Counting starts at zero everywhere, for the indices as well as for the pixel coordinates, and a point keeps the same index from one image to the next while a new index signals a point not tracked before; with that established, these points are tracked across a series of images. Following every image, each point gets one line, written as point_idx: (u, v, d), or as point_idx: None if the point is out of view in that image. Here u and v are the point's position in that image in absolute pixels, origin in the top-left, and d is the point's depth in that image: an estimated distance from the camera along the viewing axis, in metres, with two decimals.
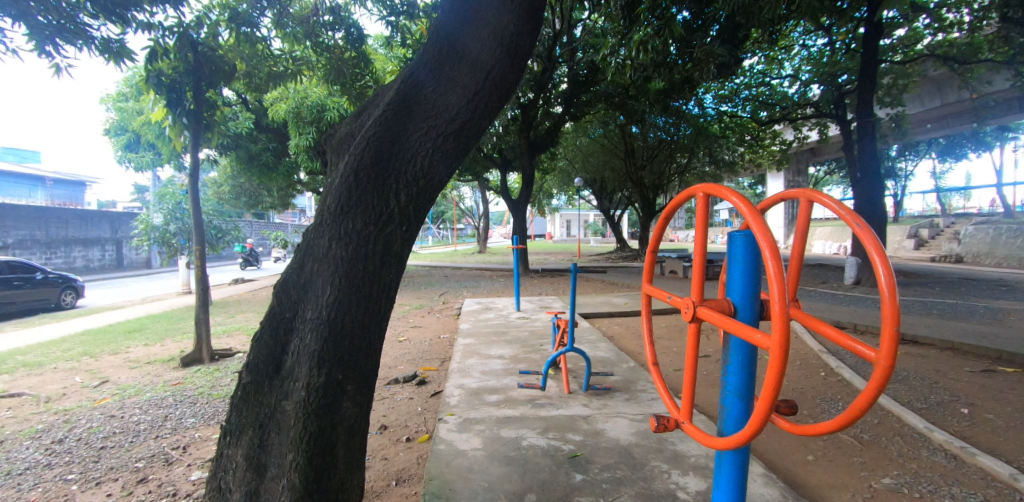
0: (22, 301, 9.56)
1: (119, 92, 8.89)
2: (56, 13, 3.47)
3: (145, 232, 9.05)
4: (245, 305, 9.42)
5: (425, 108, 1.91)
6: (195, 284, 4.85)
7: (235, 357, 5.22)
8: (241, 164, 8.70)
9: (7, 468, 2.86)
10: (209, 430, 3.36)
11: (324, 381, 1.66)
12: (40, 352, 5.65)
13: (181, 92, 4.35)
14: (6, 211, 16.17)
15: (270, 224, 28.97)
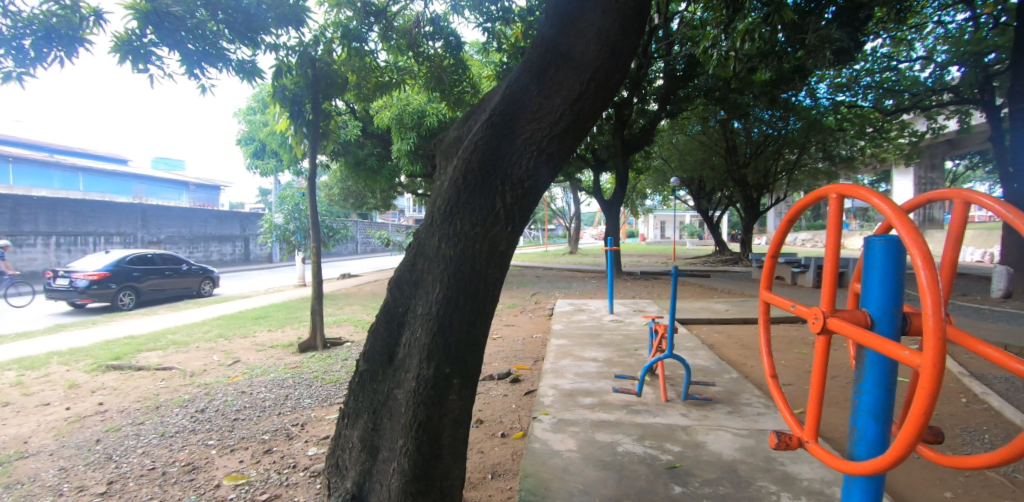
0: (172, 288, 11.17)
1: (249, 106, 10.07)
2: (202, 41, 4.01)
3: (269, 230, 10.15)
4: (353, 299, 10.24)
5: (531, 111, 1.94)
6: (312, 278, 5.34)
7: (344, 346, 5.68)
8: (350, 169, 9.47)
9: (163, 429, 3.36)
10: (323, 411, 3.69)
11: (433, 374, 1.74)
12: (187, 333, 6.57)
13: (301, 104, 4.84)
14: (160, 211, 19.04)
15: (373, 223, 31.17)
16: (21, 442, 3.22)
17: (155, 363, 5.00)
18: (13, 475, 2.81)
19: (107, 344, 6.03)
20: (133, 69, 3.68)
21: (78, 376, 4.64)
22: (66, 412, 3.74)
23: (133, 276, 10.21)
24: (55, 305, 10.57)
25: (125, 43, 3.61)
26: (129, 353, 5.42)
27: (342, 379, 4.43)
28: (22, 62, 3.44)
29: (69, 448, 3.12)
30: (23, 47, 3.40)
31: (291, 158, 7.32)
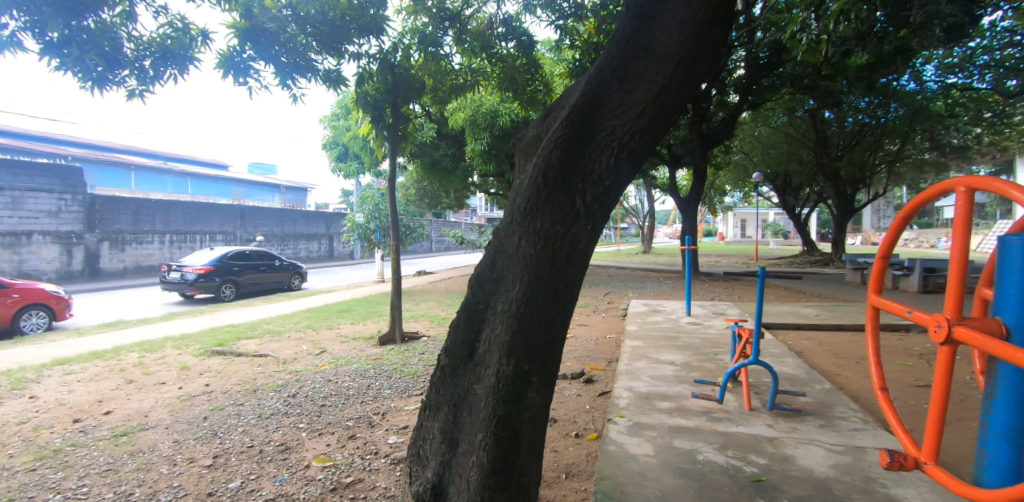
0: (267, 282, 12.18)
1: (333, 112, 10.74)
2: (295, 55, 4.31)
3: (352, 229, 10.77)
4: (429, 295, 10.64)
5: (611, 107, 1.91)
6: (391, 275, 5.60)
7: (421, 341, 5.91)
8: (426, 169, 9.82)
9: (260, 411, 3.68)
10: (401, 402, 3.85)
11: (512, 371, 1.75)
12: (280, 323, 7.14)
13: (382, 109, 5.13)
14: (256, 212, 20.83)
15: (445, 222, 32.16)
16: (143, 416, 3.65)
17: (253, 350, 5.47)
18: (138, 444, 3.19)
19: (213, 331, 6.69)
20: (234, 83, 4.03)
21: (189, 359, 5.20)
22: (179, 391, 4.19)
23: (234, 271, 11.24)
24: (171, 296, 11.92)
25: (227, 59, 3.97)
26: (231, 340, 5.98)
27: (419, 372, 4.60)
28: (144, 80, 3.89)
29: (182, 424, 3.49)
30: (144, 67, 3.84)
31: (372, 160, 7.73)
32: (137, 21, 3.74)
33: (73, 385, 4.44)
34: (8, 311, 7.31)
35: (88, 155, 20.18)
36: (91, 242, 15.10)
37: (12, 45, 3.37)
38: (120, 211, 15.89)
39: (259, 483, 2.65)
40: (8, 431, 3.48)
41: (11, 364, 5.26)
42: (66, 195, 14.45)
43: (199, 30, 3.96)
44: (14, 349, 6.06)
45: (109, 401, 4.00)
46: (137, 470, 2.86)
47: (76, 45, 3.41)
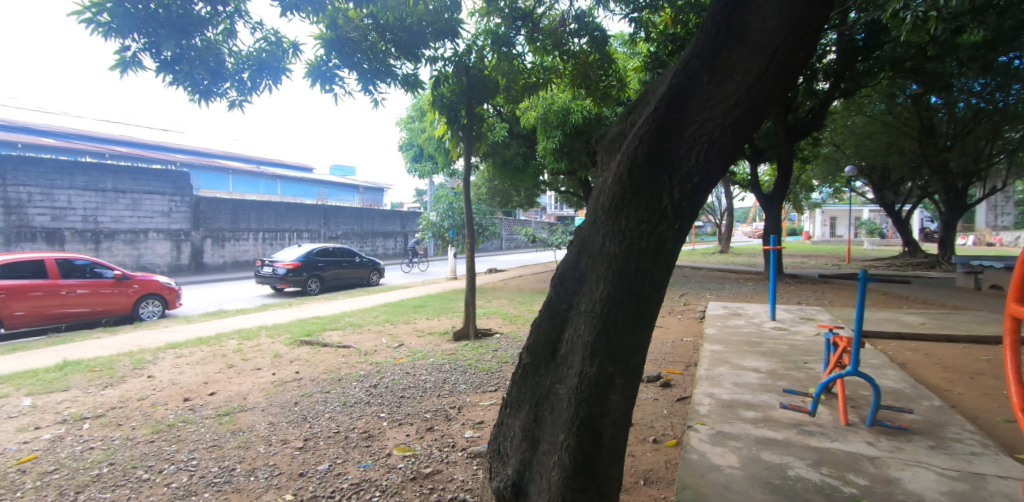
0: (348, 277, 12.90)
1: (409, 115, 11.17)
2: (377, 62, 4.51)
3: (427, 227, 11.16)
4: (500, 292, 10.80)
5: (701, 99, 1.83)
6: (466, 272, 5.74)
7: (493, 338, 6.00)
8: (497, 168, 9.96)
9: (345, 399, 3.90)
10: (476, 397, 3.93)
11: (596, 372, 1.74)
12: (360, 316, 7.54)
13: (457, 110, 5.28)
14: (338, 211, 22.14)
15: (514, 220, 32.46)
16: (242, 398, 3.98)
17: (337, 341, 5.81)
18: (238, 424, 3.49)
19: (301, 322, 7.20)
20: (321, 90, 4.29)
21: (281, 347, 5.62)
22: (273, 376, 4.55)
23: (318, 266, 12.03)
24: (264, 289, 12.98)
25: (316, 68, 4.22)
26: (318, 331, 6.40)
27: (493, 369, 4.67)
28: (243, 90, 4.24)
29: (276, 407, 3.77)
30: (243, 79, 4.18)
31: (448, 159, 7.96)
32: (237, 37, 4.08)
33: (184, 367, 4.95)
34: (128, 299, 8.27)
35: (193, 161, 22.42)
36: (196, 239, 16.76)
37: (134, 65, 3.79)
38: (220, 211, 17.51)
39: (345, 467, 2.81)
40: (133, 405, 3.94)
41: (135, 347, 5.95)
42: (176, 197, 16.14)
43: (290, 42, 4.26)
44: (137, 333, 6.86)
45: (214, 383, 4.42)
46: (238, 447, 3.12)
47: (186, 62, 3.78)
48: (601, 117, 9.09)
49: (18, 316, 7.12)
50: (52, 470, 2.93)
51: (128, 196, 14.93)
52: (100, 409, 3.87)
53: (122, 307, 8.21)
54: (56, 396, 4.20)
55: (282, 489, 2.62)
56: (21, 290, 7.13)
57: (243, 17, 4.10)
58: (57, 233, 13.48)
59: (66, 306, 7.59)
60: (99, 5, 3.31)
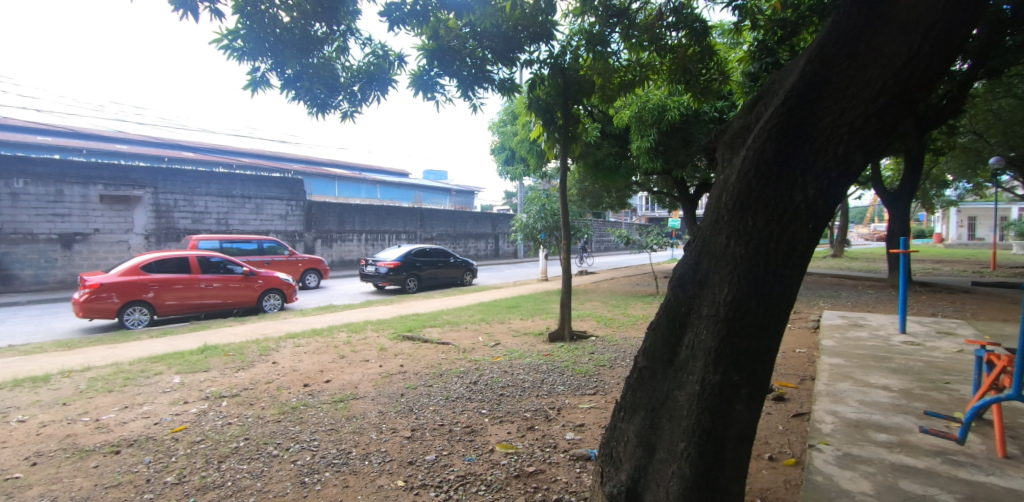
0: (444, 276, 13.48)
1: (501, 118, 11.42)
2: (475, 68, 4.66)
3: (520, 229, 11.35)
4: (593, 295, 10.70)
5: (838, 88, 1.69)
6: (563, 274, 5.79)
7: (589, 341, 5.96)
8: (589, 169, 9.89)
9: (448, 393, 4.07)
10: (575, 400, 3.94)
11: (720, 379, 1.71)
12: (457, 315, 7.84)
13: (553, 112, 5.39)
14: (433, 213, 23.21)
15: (601, 220, 32.02)
16: (355, 387, 4.30)
17: (437, 337, 6.09)
18: (352, 410, 3.77)
19: (403, 318, 7.64)
20: (424, 99, 4.51)
21: (387, 341, 6.01)
22: (381, 368, 4.87)
23: (416, 266, 12.71)
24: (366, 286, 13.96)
25: (419, 78, 4.46)
26: (418, 327, 6.76)
27: (590, 372, 4.64)
28: (354, 102, 4.58)
29: (384, 397, 4.03)
30: (354, 91, 4.52)
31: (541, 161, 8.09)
32: (349, 54, 4.41)
33: (303, 355, 5.45)
34: (253, 292, 9.28)
35: (305, 170, 24.73)
36: (308, 240, 18.45)
37: (263, 84, 4.25)
38: (329, 214, 19.10)
39: (451, 459, 2.95)
40: (262, 387, 4.41)
41: (261, 335, 6.68)
42: (291, 201, 17.88)
43: (396, 54, 4.53)
44: (264, 323, 7.70)
45: (329, 371, 4.83)
46: (353, 432, 3.38)
47: (306, 78, 4.14)
48: (700, 113, 8.69)
49: (168, 305, 8.29)
50: (200, 440, 3.36)
51: (252, 201, 16.80)
52: (236, 389, 4.38)
53: (248, 299, 9.22)
54: (200, 376, 4.82)
55: (394, 475, 2.80)
56: (170, 282, 8.28)
57: (355, 35, 4.44)
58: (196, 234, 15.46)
59: (205, 298, 8.68)
60: (235, 33, 3.76)
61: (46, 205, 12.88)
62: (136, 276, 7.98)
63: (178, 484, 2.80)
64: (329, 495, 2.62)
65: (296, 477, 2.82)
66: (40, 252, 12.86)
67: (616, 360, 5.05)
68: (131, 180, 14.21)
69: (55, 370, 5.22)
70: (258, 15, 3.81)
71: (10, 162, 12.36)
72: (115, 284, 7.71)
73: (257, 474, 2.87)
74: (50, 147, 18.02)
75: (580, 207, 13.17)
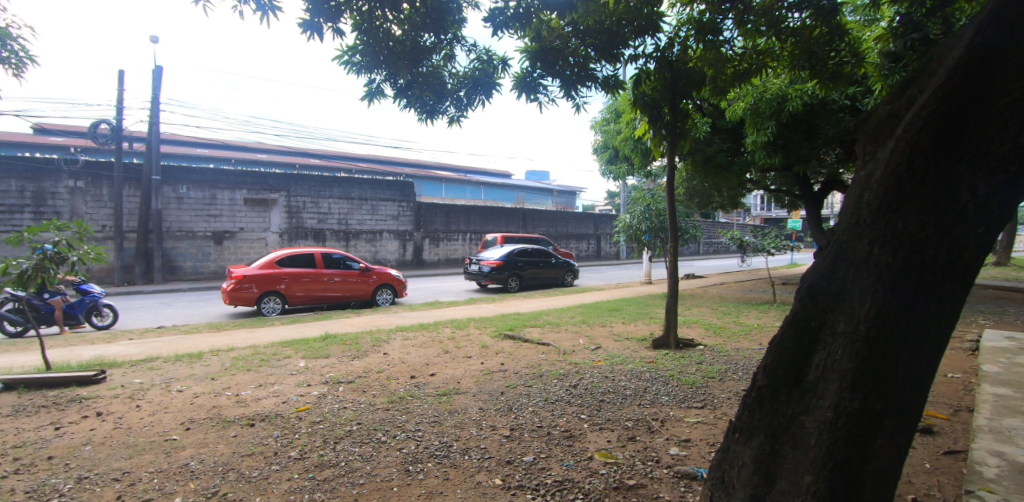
0: (545, 277, 13.55)
1: (604, 117, 11.22)
2: (577, 67, 4.59)
3: (623, 229, 10.97)
4: (700, 300, 10.10)
5: (1008, 77, 1.59)
6: (670, 278, 5.53)
7: (696, 349, 5.62)
8: (698, 167, 9.34)
9: (547, 395, 4.05)
10: (681, 412, 3.71)
11: (858, 405, 1.68)
12: (557, 315, 7.82)
13: (660, 108, 5.17)
14: (535, 214, 23.49)
15: (710, 221, 30.25)
16: (457, 382, 4.45)
17: (537, 338, 6.12)
18: (454, 405, 3.90)
19: (504, 317, 7.79)
20: (527, 101, 4.55)
21: (488, 339, 6.16)
22: (482, 365, 5.00)
23: (518, 266, 12.92)
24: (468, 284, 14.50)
25: (522, 80, 4.50)
26: (519, 326, 6.84)
27: (698, 383, 4.36)
28: (460, 107, 4.74)
29: (485, 394, 4.12)
30: (460, 96, 4.67)
31: (647, 159, 7.82)
32: (455, 60, 4.57)
33: (411, 348, 5.77)
34: (368, 287, 10.05)
35: (414, 173, 26.38)
36: (418, 239, 19.65)
37: (378, 94, 4.56)
38: (435, 215, 20.16)
39: (549, 462, 2.93)
40: (373, 376, 4.74)
41: (374, 327, 7.20)
42: (403, 203, 19.13)
43: (500, 58, 4.60)
44: (376, 316, 8.30)
45: (434, 365, 5.05)
46: (454, 426, 3.49)
47: (415, 87, 4.37)
48: (827, 102, 7.74)
49: (297, 296, 9.28)
50: (319, 420, 3.68)
51: (368, 203, 18.28)
52: (351, 376, 4.75)
53: (364, 293, 10.00)
54: (322, 361, 5.31)
55: (492, 473, 2.84)
56: (298, 275, 9.27)
57: (461, 43, 4.59)
58: (321, 233, 17.17)
59: (327, 290, 9.58)
60: (353, 49, 4.07)
61: (203, 207, 15.12)
62: (271, 270, 9.04)
63: (300, 459, 3.09)
64: (430, 485, 2.72)
65: (401, 464, 2.97)
66: (199, 247, 15.13)
67: (727, 372, 4.69)
68: (269, 185, 16.17)
69: (207, 348, 6.07)
70: (374, 30, 4.09)
71: (177, 171, 14.69)
72: (255, 276, 8.81)
73: (366, 458, 3.07)
74: (206, 158, 21.17)
75: (687, 207, 12.46)
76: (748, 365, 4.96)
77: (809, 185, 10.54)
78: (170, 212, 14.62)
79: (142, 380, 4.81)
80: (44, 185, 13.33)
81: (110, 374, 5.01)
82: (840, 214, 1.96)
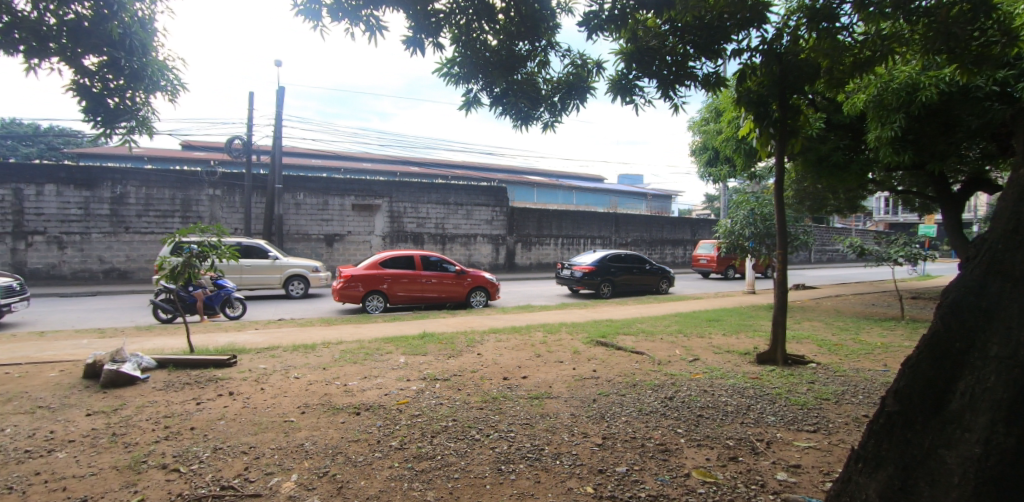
0: (639, 283, 13.17)
1: (703, 116, 10.72)
2: (672, 65, 4.41)
3: (724, 235, 10.28)
4: (811, 314, 9.23)
5: None
6: (778, 288, 5.12)
7: (808, 367, 5.14)
8: (809, 167, 8.58)
9: (641, 406, 3.93)
10: (790, 435, 3.40)
11: (1014, 443, 1.49)
12: (652, 324, 7.57)
13: (767, 105, 4.84)
14: (629, 218, 22.99)
15: (825, 228, 27.59)
16: (549, 386, 4.47)
17: (630, 346, 5.96)
18: (546, 408, 3.92)
19: (596, 323, 7.69)
20: (622, 103, 4.46)
21: (581, 344, 6.11)
22: (574, 371, 4.96)
23: (611, 272, 12.70)
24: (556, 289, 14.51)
25: (617, 83, 4.42)
26: (612, 333, 6.71)
27: (810, 405, 3.98)
28: (554, 112, 4.76)
29: (577, 400, 4.09)
30: (554, 102, 4.70)
31: (751, 159, 7.36)
32: (549, 67, 4.61)
33: (503, 350, 5.89)
34: (463, 289, 10.41)
35: (508, 178, 27.04)
36: (510, 243, 20.05)
37: (475, 103, 4.73)
38: (528, 220, 20.43)
39: (642, 475, 2.84)
40: (467, 375, 4.89)
41: (468, 328, 7.45)
42: (496, 208, 19.63)
43: (594, 62, 4.57)
44: (469, 317, 8.59)
45: (526, 368, 5.11)
46: (546, 430, 3.50)
47: (511, 94, 4.47)
48: (969, 89, 6.69)
49: (399, 296, 9.88)
50: (418, 414, 3.88)
51: (463, 208, 19.00)
52: (447, 374, 4.95)
53: (459, 294, 10.38)
54: (420, 358, 5.59)
55: (584, 480, 2.80)
56: (399, 276, 9.87)
57: (556, 49, 4.62)
58: (419, 236, 18.18)
59: (425, 291, 10.09)
60: (453, 61, 4.26)
61: (317, 212, 16.65)
62: (376, 270, 9.72)
63: (400, 449, 3.27)
64: (522, 487, 2.75)
65: (493, 463, 3.04)
66: (313, 248, 16.69)
67: (845, 395, 4.24)
68: (373, 191, 17.42)
69: (320, 341, 6.65)
70: (472, 42, 4.25)
71: (296, 180, 16.34)
72: (362, 275, 9.53)
73: (461, 454, 3.17)
74: (320, 167, 23.37)
75: (797, 211, 11.45)
76: (871, 387, 4.43)
77: (946, 185, 9.24)
78: (290, 216, 16.30)
79: (266, 366, 5.39)
80: (190, 193, 15.48)
81: (240, 359, 5.68)
82: (990, 223, 1.79)
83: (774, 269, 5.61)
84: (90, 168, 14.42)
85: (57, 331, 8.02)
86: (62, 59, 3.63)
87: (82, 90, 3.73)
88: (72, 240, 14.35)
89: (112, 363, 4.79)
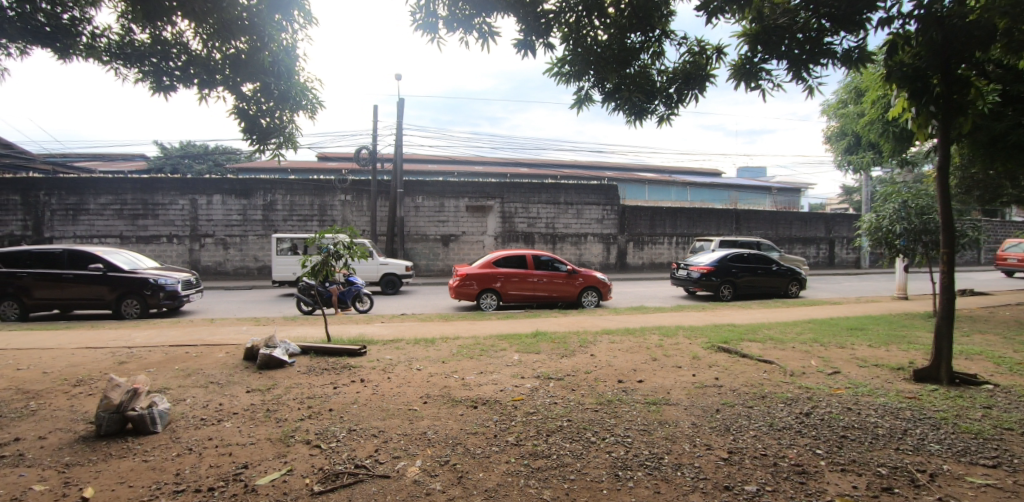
0: (763, 285, 12.06)
1: (842, 98, 9.53)
2: (805, 43, 3.95)
3: (869, 232, 8.97)
4: (985, 325, 7.73)
5: None
6: (943, 294, 4.36)
7: (984, 389, 4.31)
8: (980, 149, 7.23)
9: (772, 420, 3.58)
10: (960, 467, 2.88)
11: None
12: (781, 331, 6.89)
13: (927, 79, 4.16)
14: (751, 214, 21.26)
15: (1002, 224, 23.06)
16: (666, 392, 4.26)
17: (757, 354, 5.48)
18: (664, 415, 3.75)
19: (717, 327, 7.19)
20: (746, 89, 4.10)
21: (700, 349, 5.77)
22: (694, 377, 4.69)
23: (731, 273, 11.81)
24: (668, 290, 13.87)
25: (741, 68, 4.08)
26: (735, 340, 6.21)
27: (986, 434, 3.33)
28: (670, 104, 4.52)
29: (698, 409, 3.85)
30: (671, 94, 4.45)
31: (903, 144, 6.38)
32: (664, 57, 4.40)
33: (617, 352, 5.77)
34: (574, 288, 10.35)
35: (618, 176, 26.39)
36: (621, 242, 19.51)
37: (587, 101, 4.68)
38: (640, 218, 19.76)
39: (775, 497, 2.59)
40: (581, 376, 4.86)
41: (580, 328, 7.41)
42: (607, 206, 19.24)
43: (714, 47, 4.28)
44: (580, 317, 8.54)
45: (640, 372, 4.94)
46: (665, 438, 3.34)
47: (624, 89, 4.30)
48: None
49: (510, 294, 10.15)
50: (532, 412, 3.94)
51: (574, 207, 18.95)
52: (560, 373, 4.97)
53: (570, 294, 10.35)
54: (533, 356, 5.67)
55: (708, 495, 2.63)
56: (510, 276, 10.14)
57: (671, 38, 4.39)
58: (530, 236, 18.51)
59: (536, 290, 10.22)
60: (563, 61, 4.26)
61: (434, 214, 17.74)
62: (488, 269, 10.09)
63: (516, 445, 3.34)
64: (640, 495, 2.66)
65: (610, 467, 2.98)
66: (431, 248, 17.80)
67: None
68: (486, 192, 18.12)
69: (438, 335, 7.06)
70: (581, 39, 4.20)
71: (415, 185, 17.60)
72: (475, 274, 9.98)
73: (576, 455, 3.16)
74: (437, 173, 24.91)
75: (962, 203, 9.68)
76: None
77: None
78: (410, 218, 17.60)
79: (391, 357, 5.84)
80: (326, 199, 17.36)
81: (369, 349, 6.23)
82: None
83: (935, 273, 4.78)
84: (248, 180, 16.83)
85: (224, 318, 9.49)
86: (226, 88, 4.29)
87: (242, 113, 4.35)
88: (234, 241, 16.87)
89: (268, 348, 5.54)
